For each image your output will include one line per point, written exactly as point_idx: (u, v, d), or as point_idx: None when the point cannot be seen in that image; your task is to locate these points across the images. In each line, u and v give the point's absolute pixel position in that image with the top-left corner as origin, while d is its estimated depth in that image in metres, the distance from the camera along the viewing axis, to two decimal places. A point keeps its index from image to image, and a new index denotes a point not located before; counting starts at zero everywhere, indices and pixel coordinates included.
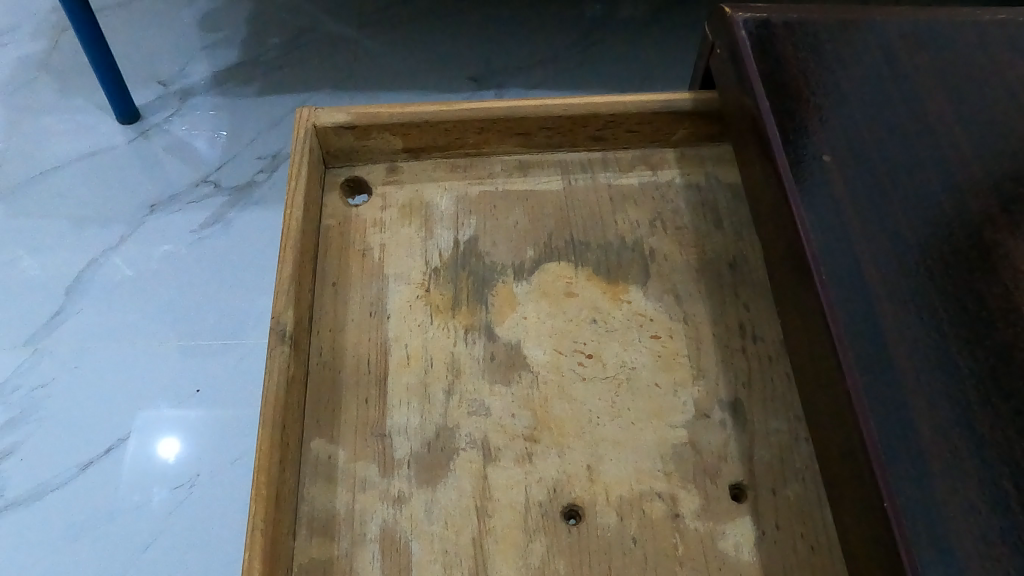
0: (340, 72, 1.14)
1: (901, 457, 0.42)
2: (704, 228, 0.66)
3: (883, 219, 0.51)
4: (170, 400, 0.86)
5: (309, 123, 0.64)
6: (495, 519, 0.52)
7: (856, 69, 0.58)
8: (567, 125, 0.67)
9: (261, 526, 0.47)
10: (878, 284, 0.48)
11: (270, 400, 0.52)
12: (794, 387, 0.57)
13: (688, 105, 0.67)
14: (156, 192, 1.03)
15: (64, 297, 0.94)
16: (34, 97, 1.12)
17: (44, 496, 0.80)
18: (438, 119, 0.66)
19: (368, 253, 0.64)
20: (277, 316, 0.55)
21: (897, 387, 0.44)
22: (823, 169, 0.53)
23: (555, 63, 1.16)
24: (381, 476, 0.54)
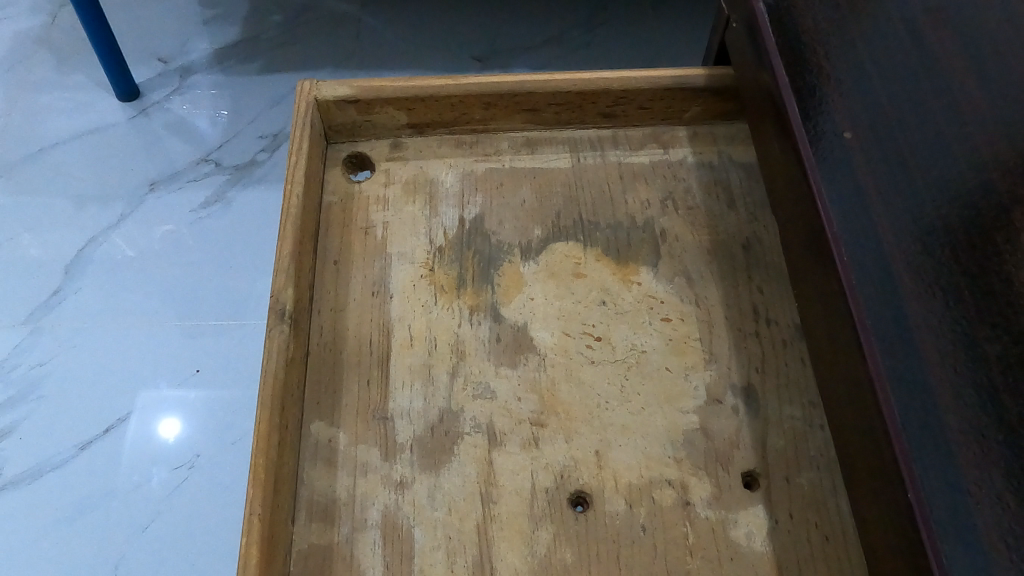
0: (342, 48, 1.12)
1: (925, 447, 0.41)
2: (717, 209, 0.64)
3: (908, 200, 0.49)
4: (170, 380, 0.85)
5: (310, 96, 0.62)
6: (501, 505, 0.51)
7: (880, 43, 0.56)
8: (576, 101, 0.65)
9: (259, 511, 0.45)
10: (901, 267, 0.46)
11: (268, 381, 0.50)
12: (809, 373, 0.56)
13: (703, 81, 0.65)
14: (155, 170, 1.01)
15: (62, 274, 0.92)
16: (32, 72, 1.10)
17: (42, 476, 0.79)
18: (444, 93, 0.63)
19: (371, 231, 0.62)
20: (276, 294, 0.53)
21: (921, 375, 0.43)
22: (843, 147, 0.51)
23: (562, 41, 1.14)
24: (383, 460, 0.52)
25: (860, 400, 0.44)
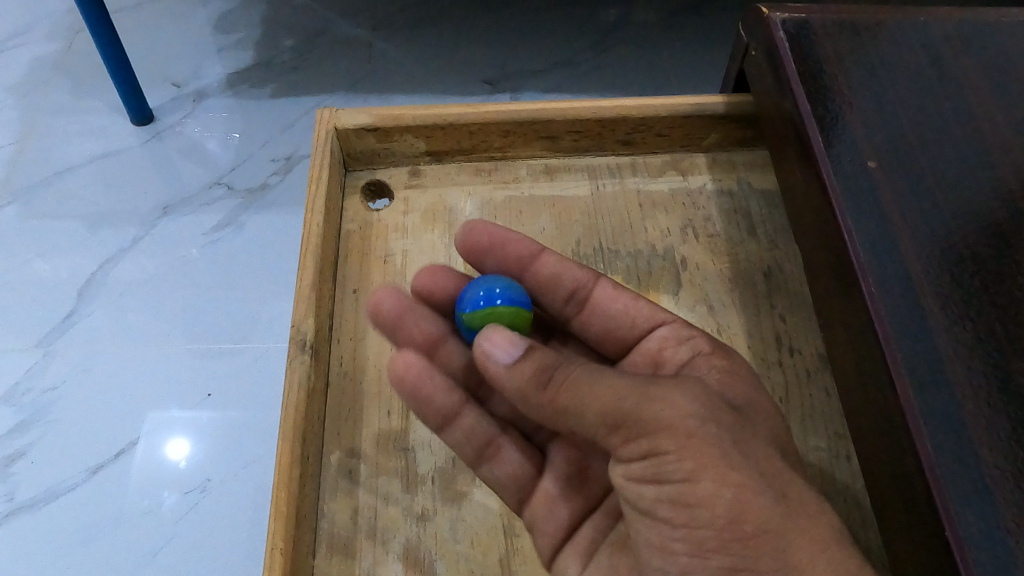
0: (355, 74, 1.13)
1: (959, 481, 0.40)
2: (738, 236, 0.64)
3: (933, 227, 0.49)
4: (181, 402, 0.85)
5: (329, 125, 0.62)
6: (523, 538, 0.50)
7: (900, 70, 0.56)
8: (595, 128, 0.65)
9: (281, 545, 0.45)
10: (930, 296, 0.46)
11: (289, 413, 0.50)
12: (834, 403, 0.55)
13: (722, 108, 0.65)
14: (168, 193, 1.01)
15: (76, 297, 0.92)
16: (49, 97, 1.11)
17: (53, 501, 0.79)
18: (462, 121, 0.63)
19: (390, 259, 0.62)
20: (297, 325, 0.53)
21: (953, 406, 0.42)
22: (868, 176, 0.51)
23: (571, 67, 1.14)
24: (404, 492, 0.52)
25: (891, 431, 0.43)
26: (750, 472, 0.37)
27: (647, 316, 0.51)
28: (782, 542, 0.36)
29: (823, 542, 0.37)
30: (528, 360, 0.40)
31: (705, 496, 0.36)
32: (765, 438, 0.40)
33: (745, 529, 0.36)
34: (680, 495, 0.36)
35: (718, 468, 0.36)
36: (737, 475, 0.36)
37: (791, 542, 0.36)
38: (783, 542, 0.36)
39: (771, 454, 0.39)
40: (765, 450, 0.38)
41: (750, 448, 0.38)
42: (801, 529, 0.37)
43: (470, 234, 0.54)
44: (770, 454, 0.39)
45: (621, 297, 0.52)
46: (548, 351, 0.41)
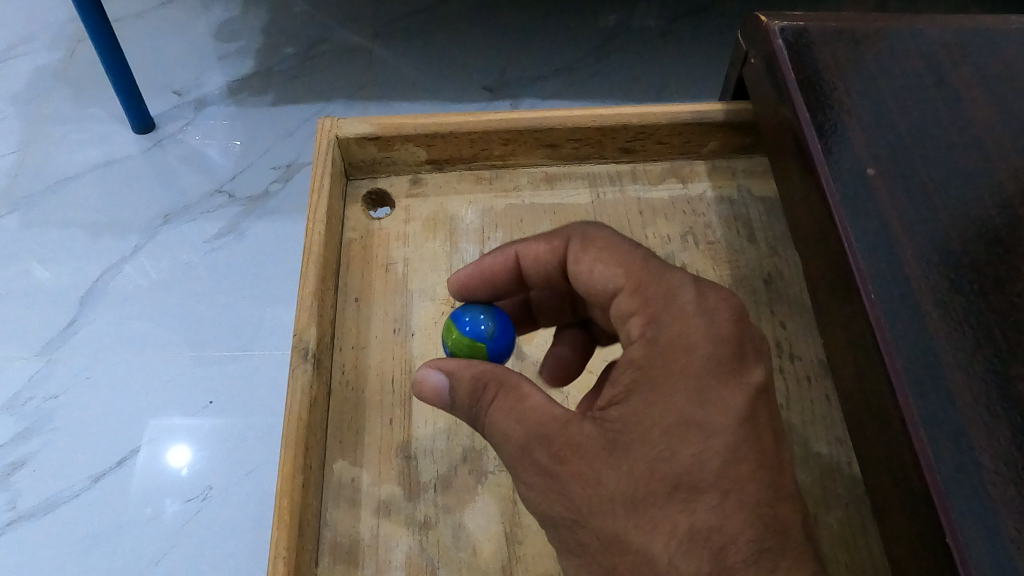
0: (355, 82, 1.13)
1: (960, 487, 0.40)
2: (738, 243, 0.64)
3: (932, 234, 0.49)
4: (183, 410, 0.85)
5: (331, 134, 0.63)
6: (525, 545, 0.50)
7: (899, 77, 0.56)
8: (595, 136, 0.65)
9: (284, 554, 0.45)
10: (930, 303, 0.46)
11: (291, 422, 0.50)
12: (835, 409, 0.55)
13: (721, 116, 0.65)
14: (169, 202, 1.02)
15: (77, 305, 0.92)
16: (50, 106, 1.11)
17: (55, 509, 0.79)
18: (463, 130, 0.64)
19: (392, 268, 0.62)
20: (300, 333, 0.53)
21: (954, 413, 0.42)
22: (867, 183, 0.51)
23: (571, 74, 1.15)
24: (406, 500, 0.52)
25: (891, 438, 0.43)
26: (590, 550, 0.38)
27: (604, 282, 0.43)
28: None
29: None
30: (457, 408, 0.43)
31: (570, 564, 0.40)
32: (623, 495, 0.37)
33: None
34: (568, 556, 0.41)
35: (570, 547, 0.39)
36: (580, 554, 0.39)
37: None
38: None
39: (621, 516, 0.37)
40: (611, 517, 0.37)
41: (592, 527, 0.38)
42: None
43: (462, 291, 0.50)
44: (621, 517, 0.37)
45: (584, 261, 0.44)
46: (469, 388, 0.42)
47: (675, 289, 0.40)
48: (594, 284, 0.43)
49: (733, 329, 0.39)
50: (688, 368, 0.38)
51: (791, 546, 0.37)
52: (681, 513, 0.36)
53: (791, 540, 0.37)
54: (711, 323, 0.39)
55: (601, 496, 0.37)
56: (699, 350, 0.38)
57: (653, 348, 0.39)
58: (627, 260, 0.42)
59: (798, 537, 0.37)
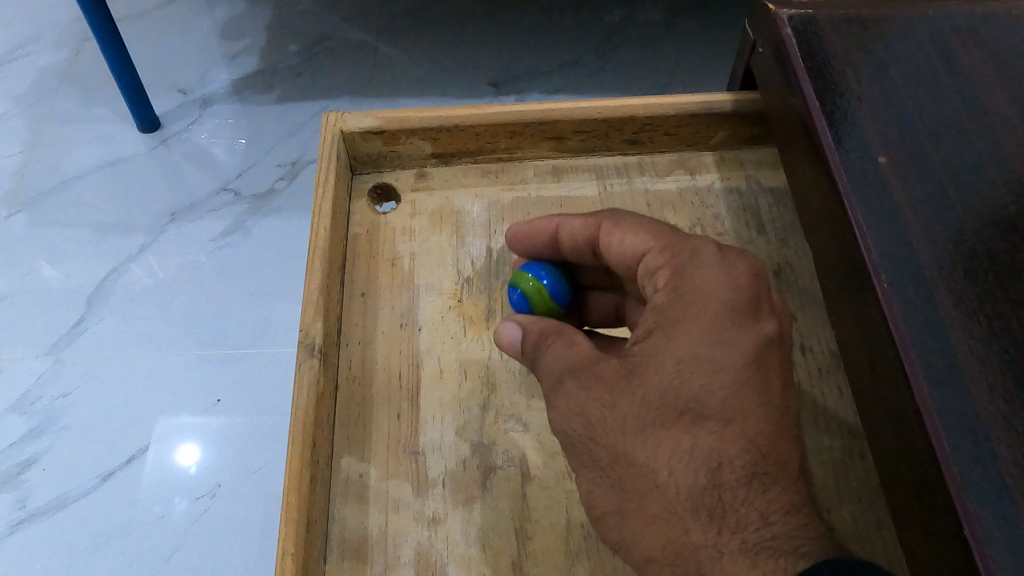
0: (359, 78, 1.13)
1: (977, 480, 0.39)
2: (748, 234, 0.63)
3: (946, 222, 0.48)
4: (191, 408, 0.85)
5: (336, 128, 0.62)
6: (536, 541, 0.50)
7: (910, 65, 0.56)
8: (602, 128, 0.65)
9: (292, 551, 0.45)
10: (944, 293, 0.46)
11: (298, 419, 0.49)
12: (847, 401, 0.54)
13: (729, 106, 0.65)
14: (175, 200, 1.02)
15: (85, 305, 0.92)
16: (56, 105, 1.11)
17: (65, 508, 0.79)
18: (469, 123, 0.63)
19: (398, 262, 0.62)
20: (306, 329, 0.53)
21: (970, 404, 0.42)
22: (879, 172, 0.51)
23: (576, 67, 1.14)
24: (415, 496, 0.51)
25: (906, 430, 0.43)
26: (599, 468, 0.41)
27: (634, 249, 0.47)
28: (625, 522, 0.40)
29: (654, 520, 0.39)
30: (520, 352, 0.48)
31: (580, 486, 0.43)
32: (636, 417, 0.40)
33: (600, 515, 0.41)
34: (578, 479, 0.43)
35: (581, 466, 0.42)
36: (588, 471, 0.42)
37: (632, 523, 0.40)
38: (626, 527, 0.40)
39: (629, 436, 0.40)
40: (621, 438, 0.40)
41: (602, 445, 0.41)
42: (638, 515, 0.39)
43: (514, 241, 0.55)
44: (631, 436, 0.40)
45: (615, 234, 0.48)
46: (539, 331, 0.46)
47: (701, 245, 0.44)
48: (625, 253, 0.47)
49: (752, 279, 0.43)
50: (705, 310, 0.41)
51: (784, 480, 0.39)
52: (685, 436, 0.39)
53: (786, 473, 0.39)
54: (728, 273, 0.43)
55: (617, 419, 0.40)
56: (718, 293, 0.42)
57: (677, 293, 0.42)
58: (654, 229, 0.46)
59: (796, 474, 0.39)
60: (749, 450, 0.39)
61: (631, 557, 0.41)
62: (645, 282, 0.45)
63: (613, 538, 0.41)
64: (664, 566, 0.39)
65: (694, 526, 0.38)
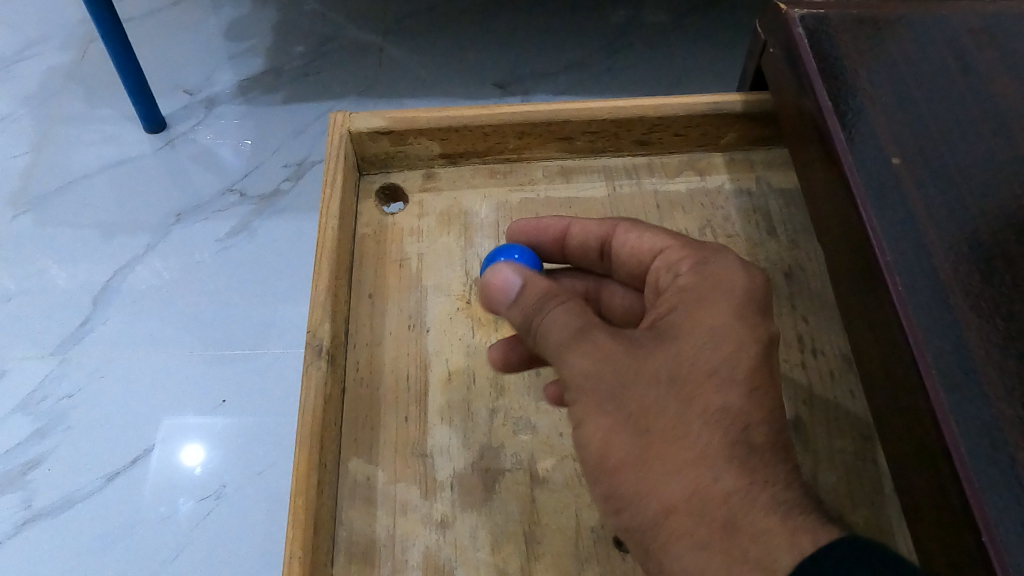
0: (365, 79, 1.12)
1: (996, 486, 0.39)
2: (757, 235, 0.63)
3: (961, 224, 0.48)
4: (197, 409, 0.84)
5: (343, 128, 0.62)
6: (545, 544, 0.49)
7: (924, 65, 0.55)
8: (612, 129, 0.64)
9: (299, 554, 0.45)
10: (959, 296, 0.45)
11: (306, 421, 0.49)
12: (858, 405, 0.54)
13: (739, 106, 0.64)
14: (181, 201, 1.01)
15: (91, 305, 0.92)
16: (63, 106, 1.11)
17: (70, 508, 0.78)
18: (477, 124, 0.63)
19: (406, 263, 0.62)
20: (313, 330, 0.53)
21: (988, 408, 0.41)
22: (893, 173, 0.50)
23: (583, 68, 1.13)
24: (423, 499, 0.51)
25: (922, 434, 0.42)
26: (619, 415, 0.37)
27: (651, 246, 0.47)
28: (645, 474, 0.37)
29: (680, 473, 0.36)
30: (515, 306, 0.42)
31: (585, 438, 0.38)
32: (668, 369, 0.38)
33: (611, 466, 0.37)
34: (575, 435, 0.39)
35: (593, 415, 0.38)
36: (604, 418, 0.38)
37: (653, 473, 0.36)
38: (646, 478, 0.36)
39: (657, 387, 0.37)
40: (652, 387, 0.37)
41: (630, 392, 0.38)
42: (663, 463, 0.36)
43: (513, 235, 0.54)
44: (659, 390, 0.37)
45: (633, 232, 0.48)
46: (538, 290, 0.42)
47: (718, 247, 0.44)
48: (639, 251, 0.47)
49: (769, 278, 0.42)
50: (734, 287, 0.41)
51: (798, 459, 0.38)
52: (719, 390, 0.37)
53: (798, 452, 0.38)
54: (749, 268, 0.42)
55: (648, 370, 0.38)
56: (744, 273, 0.41)
57: (702, 273, 0.42)
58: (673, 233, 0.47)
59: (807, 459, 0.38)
60: (776, 416, 0.38)
61: (641, 513, 0.37)
62: (659, 273, 0.45)
63: (620, 493, 0.37)
64: (686, 518, 0.36)
65: (727, 478, 0.36)
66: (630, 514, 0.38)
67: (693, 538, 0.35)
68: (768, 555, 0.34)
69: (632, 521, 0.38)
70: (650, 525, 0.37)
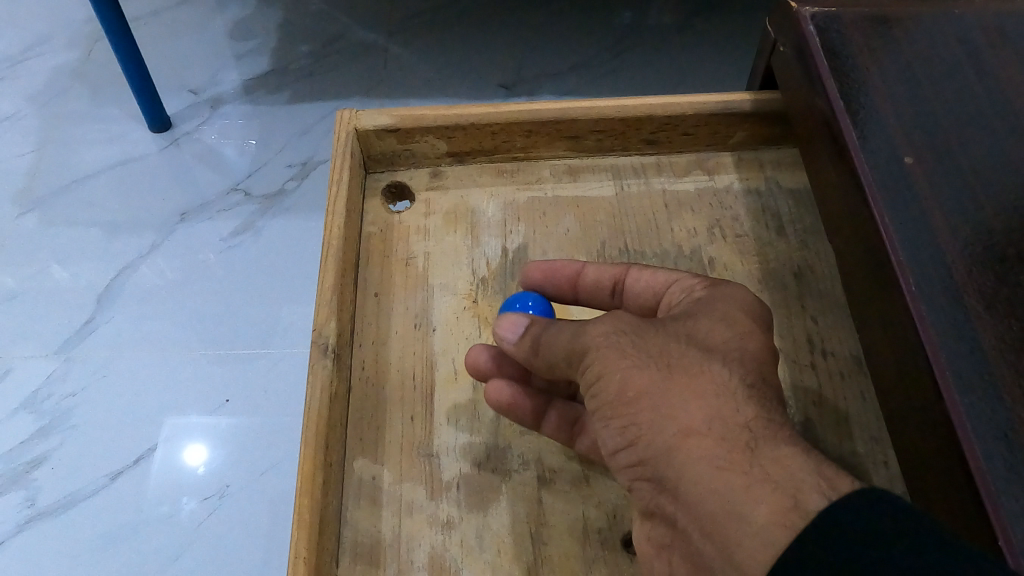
0: (371, 78, 1.12)
1: (1012, 488, 0.38)
2: (767, 235, 0.62)
3: (974, 225, 0.47)
4: (200, 408, 0.84)
5: (350, 126, 0.61)
6: (551, 546, 0.49)
7: (937, 63, 0.54)
8: (620, 127, 0.64)
9: (304, 555, 0.44)
10: (973, 296, 0.44)
11: (311, 419, 0.49)
12: (870, 407, 0.53)
13: (749, 106, 0.63)
14: (186, 199, 1.01)
15: (95, 303, 0.92)
16: (68, 105, 1.11)
17: (73, 507, 0.78)
18: (485, 122, 0.62)
19: (412, 262, 0.61)
20: (319, 328, 0.52)
21: (1002, 409, 0.41)
22: (906, 172, 0.50)
23: (589, 69, 1.13)
24: (429, 499, 0.50)
25: (936, 435, 0.41)
26: (641, 356, 0.39)
27: (665, 280, 0.49)
28: (666, 403, 0.37)
29: (701, 395, 0.37)
30: (525, 340, 0.45)
31: (603, 381, 0.39)
32: (685, 331, 0.40)
33: (630, 399, 0.38)
34: (592, 388, 0.40)
35: (612, 359, 0.39)
36: (625, 360, 0.39)
37: (673, 399, 0.37)
38: (668, 405, 0.37)
39: (680, 338, 0.40)
40: (671, 341, 0.39)
41: (651, 341, 0.39)
42: (684, 391, 0.37)
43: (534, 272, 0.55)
44: (681, 340, 0.40)
45: (647, 269, 0.50)
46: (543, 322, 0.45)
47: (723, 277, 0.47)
48: (654, 283, 0.49)
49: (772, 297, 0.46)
50: (748, 296, 0.43)
51: None
52: (735, 346, 0.39)
53: None
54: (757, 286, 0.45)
55: (668, 331, 0.40)
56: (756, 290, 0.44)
57: (716, 289, 0.44)
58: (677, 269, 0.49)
59: None
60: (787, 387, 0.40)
61: (658, 440, 0.37)
62: (674, 296, 0.47)
63: (638, 423, 0.38)
64: (706, 441, 0.36)
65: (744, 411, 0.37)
66: (647, 443, 0.38)
67: (713, 458, 0.36)
68: (793, 475, 0.35)
69: (648, 451, 0.38)
70: (666, 449, 0.37)
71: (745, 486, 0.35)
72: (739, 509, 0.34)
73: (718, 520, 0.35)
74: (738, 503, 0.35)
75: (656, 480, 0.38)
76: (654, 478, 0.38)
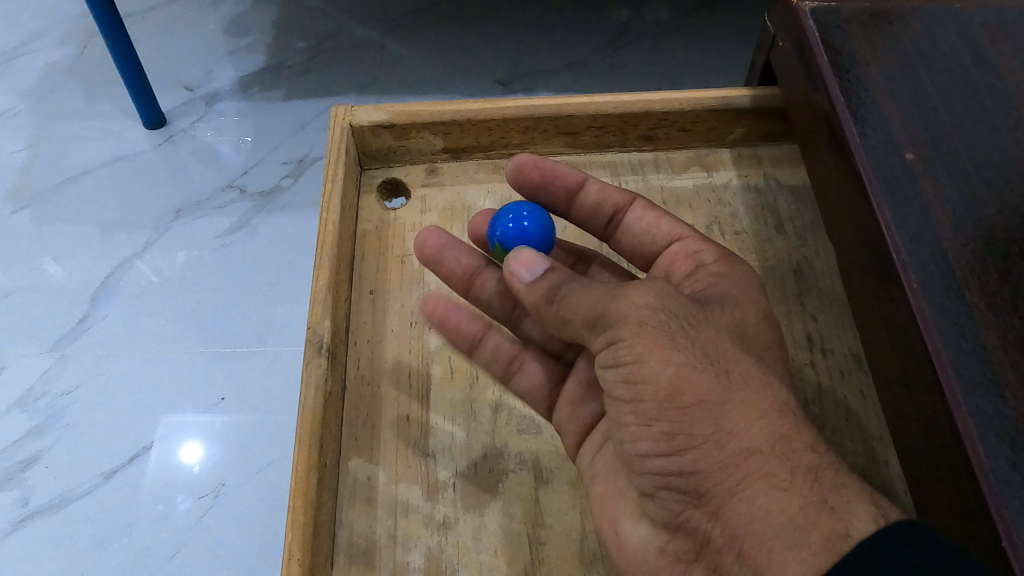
0: (366, 74, 1.11)
1: (1017, 491, 0.38)
2: (766, 233, 0.62)
3: (976, 221, 0.47)
4: (195, 406, 0.83)
5: (345, 122, 0.61)
6: (549, 547, 0.48)
7: (938, 59, 0.54)
8: (618, 123, 0.63)
9: (298, 556, 0.43)
10: (976, 294, 0.44)
11: (305, 419, 0.48)
12: (871, 406, 0.53)
13: (747, 102, 0.63)
14: (181, 197, 1.00)
15: (88, 302, 0.91)
16: (61, 102, 1.10)
17: (66, 507, 0.77)
18: (482, 118, 0.62)
19: (408, 260, 0.61)
20: (313, 327, 0.52)
21: (1007, 410, 0.40)
22: (907, 169, 0.49)
23: (586, 64, 1.12)
24: (425, 499, 0.50)
25: (939, 435, 0.41)
26: (694, 352, 0.37)
27: (669, 232, 0.51)
28: (725, 416, 0.36)
29: (764, 413, 0.37)
30: (540, 287, 0.43)
31: (649, 372, 0.37)
32: (727, 331, 0.40)
33: (686, 403, 0.37)
34: (631, 375, 0.38)
35: (659, 344, 0.37)
36: (679, 354, 0.37)
37: (737, 411, 0.37)
38: (726, 418, 0.36)
39: (727, 340, 0.39)
40: (718, 341, 0.39)
41: (700, 335, 0.38)
42: (745, 406, 0.37)
43: (520, 170, 0.53)
44: (731, 346, 0.39)
45: (650, 214, 0.52)
46: (559, 277, 0.43)
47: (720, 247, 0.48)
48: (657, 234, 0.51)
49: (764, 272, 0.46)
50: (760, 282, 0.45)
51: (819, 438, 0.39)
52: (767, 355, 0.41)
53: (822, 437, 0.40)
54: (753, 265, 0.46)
55: (711, 325, 0.40)
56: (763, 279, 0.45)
57: (726, 269, 0.46)
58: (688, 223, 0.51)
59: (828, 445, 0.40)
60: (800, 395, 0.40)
61: (712, 453, 0.36)
62: (677, 258, 0.49)
63: (691, 433, 0.37)
64: (765, 460, 0.36)
65: (780, 426, 0.37)
66: (698, 455, 0.37)
67: (773, 478, 0.36)
68: None
69: (696, 463, 0.37)
70: (723, 465, 0.36)
71: (803, 510, 0.35)
72: (797, 533, 0.35)
73: (773, 542, 0.35)
74: (798, 528, 0.35)
75: (692, 492, 0.37)
76: (690, 489, 0.37)
